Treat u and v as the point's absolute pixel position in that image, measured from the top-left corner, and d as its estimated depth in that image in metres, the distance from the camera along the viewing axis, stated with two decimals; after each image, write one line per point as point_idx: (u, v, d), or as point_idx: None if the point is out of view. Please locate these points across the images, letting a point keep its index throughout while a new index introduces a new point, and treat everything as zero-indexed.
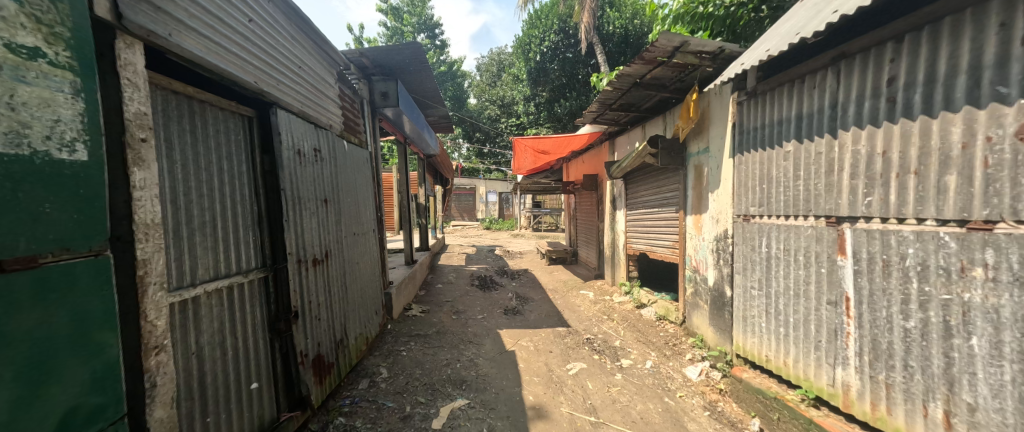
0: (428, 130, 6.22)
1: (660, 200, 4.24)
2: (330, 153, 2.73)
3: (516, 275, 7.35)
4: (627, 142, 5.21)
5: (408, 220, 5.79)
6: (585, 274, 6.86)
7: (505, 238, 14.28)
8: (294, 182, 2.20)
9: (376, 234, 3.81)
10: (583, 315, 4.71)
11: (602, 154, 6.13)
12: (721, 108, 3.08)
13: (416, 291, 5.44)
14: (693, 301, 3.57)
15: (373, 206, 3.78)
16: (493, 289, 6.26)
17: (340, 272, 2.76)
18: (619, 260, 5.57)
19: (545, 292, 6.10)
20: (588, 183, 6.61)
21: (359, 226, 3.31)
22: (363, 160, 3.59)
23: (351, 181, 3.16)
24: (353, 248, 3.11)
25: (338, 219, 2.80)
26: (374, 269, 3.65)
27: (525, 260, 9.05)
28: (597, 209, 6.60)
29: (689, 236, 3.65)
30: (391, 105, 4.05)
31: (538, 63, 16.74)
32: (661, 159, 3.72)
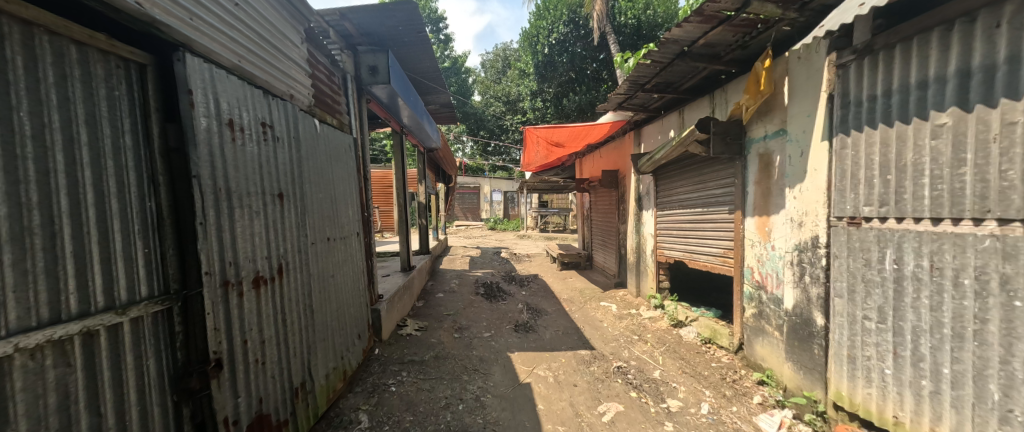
0: (428, 120, 5.50)
1: (705, 198, 3.49)
2: (289, 131, 2.02)
3: (525, 282, 6.61)
4: (658, 131, 4.46)
5: (404, 222, 5.09)
6: (603, 282, 6.11)
7: (512, 239, 13.54)
8: (222, 168, 1.50)
9: (361, 239, 3.12)
10: (609, 335, 3.99)
11: (626, 147, 5.38)
12: (807, 76, 2.33)
13: (413, 303, 4.74)
14: (756, 326, 2.82)
15: (357, 205, 3.09)
16: (500, 298, 5.54)
17: (303, 292, 2.06)
18: (647, 268, 4.83)
19: (559, 303, 5.38)
20: (608, 180, 5.86)
21: (335, 229, 2.61)
22: (343, 146, 2.88)
23: (324, 171, 2.46)
24: (326, 257, 2.41)
25: (301, 221, 2.10)
26: (357, 282, 2.94)
27: (535, 265, 8.31)
28: (618, 209, 5.86)
29: (750, 244, 2.91)
30: (381, 82, 3.34)
31: (546, 57, 15.99)
32: (714, 146, 2.98)
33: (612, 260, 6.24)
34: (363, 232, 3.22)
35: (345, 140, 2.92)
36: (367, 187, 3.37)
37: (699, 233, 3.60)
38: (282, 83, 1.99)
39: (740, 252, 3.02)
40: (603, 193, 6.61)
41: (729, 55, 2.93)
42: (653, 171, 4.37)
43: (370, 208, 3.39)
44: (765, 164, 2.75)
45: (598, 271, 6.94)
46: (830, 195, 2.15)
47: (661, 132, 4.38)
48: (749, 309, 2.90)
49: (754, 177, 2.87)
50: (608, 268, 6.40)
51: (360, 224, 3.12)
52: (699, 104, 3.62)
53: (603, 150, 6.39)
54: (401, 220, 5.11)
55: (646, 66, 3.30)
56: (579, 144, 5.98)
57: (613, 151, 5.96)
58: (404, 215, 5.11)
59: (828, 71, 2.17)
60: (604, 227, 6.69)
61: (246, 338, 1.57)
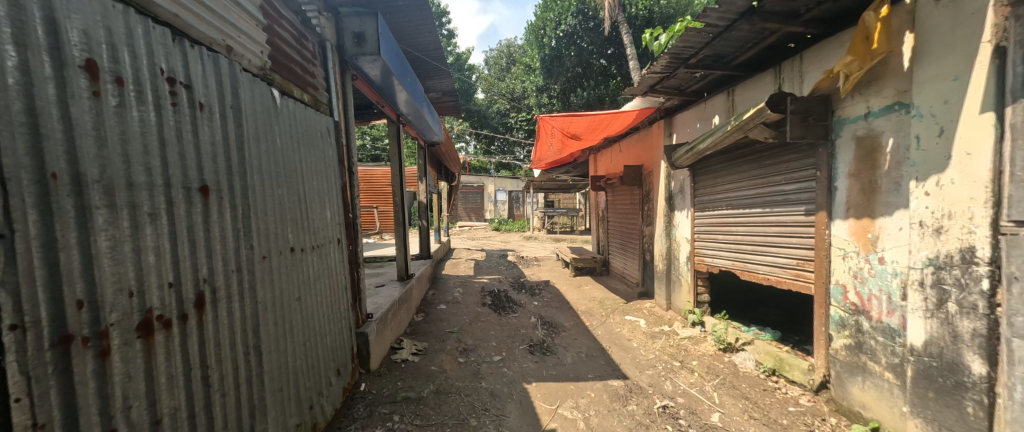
0: (429, 109, 4.87)
1: (767, 196, 2.83)
2: (220, 97, 1.40)
3: (536, 290, 5.97)
4: (698, 118, 3.80)
5: (400, 223, 4.46)
6: (625, 291, 5.46)
7: (518, 241, 12.89)
8: (66, 140, 0.86)
9: (343, 246, 2.51)
10: (643, 359, 3.33)
11: (654, 139, 4.73)
12: (951, 26, 1.67)
13: (411, 317, 4.11)
14: (854, 362, 2.16)
15: (337, 204, 2.45)
16: (510, 310, 4.90)
17: (242, 330, 1.42)
18: (681, 278, 4.17)
19: (577, 316, 4.73)
20: (631, 177, 5.22)
21: (302, 235, 1.97)
22: (317, 129, 2.25)
23: (283, 159, 1.83)
24: (286, 275, 1.78)
25: (242, 227, 1.47)
26: (335, 302, 2.31)
27: (545, 270, 7.66)
28: (643, 209, 5.21)
29: (841, 254, 2.25)
30: (369, 53, 2.71)
31: (552, 50, 15.35)
32: (791, 129, 2.32)
33: (634, 266, 5.59)
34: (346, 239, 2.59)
35: (319, 120, 2.29)
36: (353, 182, 2.74)
37: (758, 239, 2.94)
38: (212, 27, 1.36)
39: (823, 264, 2.37)
40: (623, 191, 5.97)
41: (812, 11, 2.26)
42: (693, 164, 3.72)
43: (357, 209, 2.76)
44: (868, 150, 2.09)
45: (617, 277, 6.28)
46: (1002, 190, 1.50)
47: (701, 118, 3.72)
48: (842, 339, 2.24)
49: (847, 168, 2.21)
50: (629, 274, 5.73)
51: (341, 228, 2.49)
52: (759, 80, 2.96)
53: (624, 144, 5.74)
54: (397, 222, 4.48)
55: (698, 33, 2.64)
56: (597, 136, 5.33)
57: (637, 145, 5.31)
58: (400, 216, 4.47)
59: (994, 14, 1.51)
60: (624, 229, 6.04)
61: (118, 424, 0.94)
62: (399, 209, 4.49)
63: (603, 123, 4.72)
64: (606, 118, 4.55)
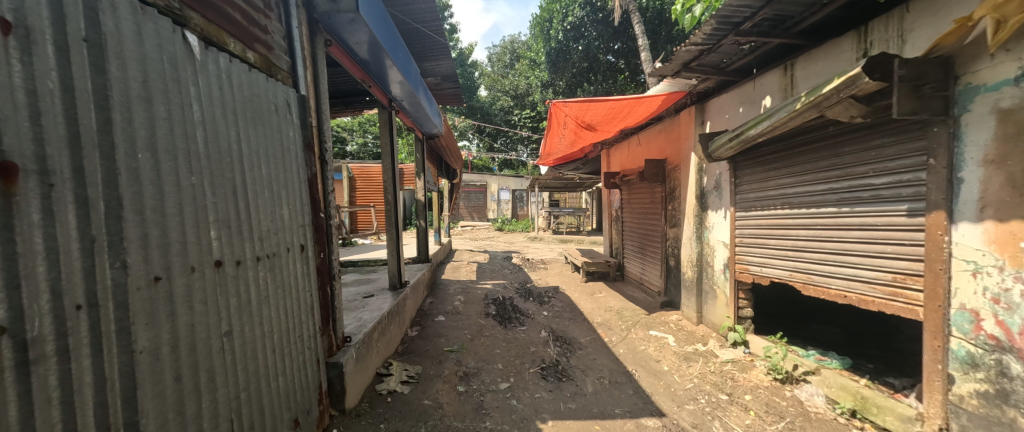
0: (426, 94, 4.32)
1: (845, 192, 2.25)
2: (58, 20, 0.83)
3: (545, 298, 5.39)
4: (741, 100, 3.20)
5: (392, 223, 3.91)
6: (644, 301, 4.88)
7: (522, 242, 12.31)
8: None
9: (308, 255, 1.95)
10: (680, 389, 2.76)
11: (681, 128, 4.15)
12: None
13: (403, 332, 3.56)
14: (995, 417, 1.60)
15: (298, 200, 1.90)
16: (516, 322, 4.35)
17: (99, 404, 0.87)
18: (716, 288, 3.59)
19: (593, 330, 4.16)
20: (653, 172, 4.64)
21: (238, 242, 1.42)
22: (269, 100, 1.70)
23: (203, 133, 1.28)
24: (203, 303, 1.22)
25: (108, 235, 0.91)
26: (294, 329, 1.75)
27: (553, 274, 7.09)
28: (666, 208, 4.64)
29: (970, 269, 1.68)
30: (347, 10, 2.15)
31: (558, 44, 14.81)
32: (901, 101, 1.74)
33: (654, 273, 5.00)
34: (314, 245, 2.03)
35: (273, 89, 1.74)
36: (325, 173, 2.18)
37: (830, 245, 2.36)
38: None
39: (937, 281, 1.79)
40: (641, 189, 5.40)
41: None
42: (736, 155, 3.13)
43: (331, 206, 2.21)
44: (1020, 128, 1.50)
45: (633, 283, 5.69)
46: None
47: (747, 100, 3.12)
48: (970, 383, 1.68)
49: (981, 153, 1.63)
50: (649, 281, 5.15)
51: (304, 231, 1.93)
52: (833, 48, 2.36)
53: (645, 136, 5.16)
54: (389, 221, 3.92)
55: None
56: (614, 127, 4.76)
57: (660, 136, 4.72)
58: (393, 215, 3.93)
59: None
60: (642, 230, 5.46)
61: None
62: (391, 208, 3.93)
63: (623, 111, 4.15)
64: (627, 105, 3.97)
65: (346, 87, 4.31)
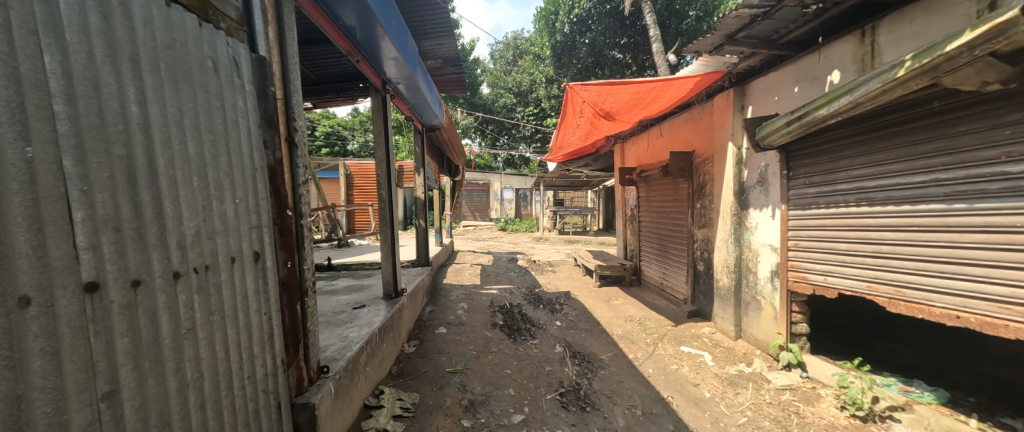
0: (424, 77, 3.83)
1: (962, 183, 1.79)
2: None
3: (556, 305, 4.90)
4: (797, 77, 2.70)
5: (386, 223, 3.44)
6: (668, 309, 4.39)
7: (527, 243, 11.82)
8: None
9: (265, 267, 1.45)
10: (731, 424, 2.28)
11: (714, 115, 3.65)
12: None
13: (399, 349, 3.09)
14: None
15: (248, 194, 1.40)
16: (527, 334, 3.88)
17: None
18: (760, 299, 3.09)
19: (614, 343, 3.68)
20: (679, 166, 4.13)
21: (132, 252, 0.94)
22: (200, 54, 1.21)
23: (51, 81, 0.79)
24: (36, 358, 0.74)
25: None
26: (239, 370, 1.27)
27: (562, 278, 6.59)
28: (693, 206, 4.15)
29: None
30: None
31: (565, 36, 14.47)
32: None
33: (678, 278, 4.51)
34: (274, 254, 1.53)
35: (209, 40, 1.25)
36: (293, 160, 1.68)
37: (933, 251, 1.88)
38: None
39: None
40: (662, 185, 4.91)
41: None
42: (793, 141, 2.63)
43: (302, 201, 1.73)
44: None
45: (653, 289, 5.19)
46: None
47: (806, 77, 2.62)
48: None
49: None
50: (672, 287, 4.65)
51: (257, 235, 1.43)
52: (940, 2, 1.88)
53: (667, 126, 4.68)
54: (383, 221, 3.45)
55: None
56: (635, 116, 4.26)
57: (686, 125, 4.23)
58: (388, 213, 3.45)
59: None
60: (662, 231, 4.97)
61: None
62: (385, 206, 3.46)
63: (648, 97, 3.66)
64: (654, 90, 3.49)
65: (336, 69, 3.84)
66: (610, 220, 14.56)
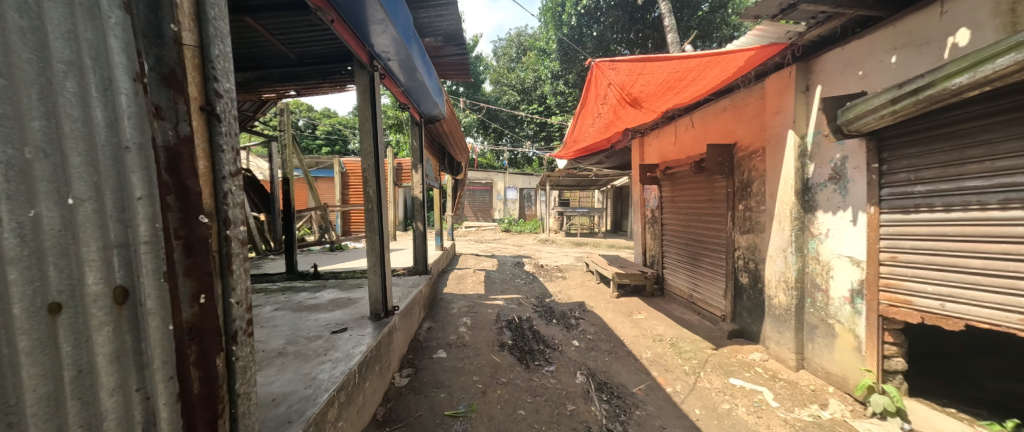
0: (422, 57, 3.27)
1: None
2: None
3: (571, 320, 4.32)
4: (897, 44, 2.11)
5: (373, 229, 2.85)
6: (703, 327, 3.79)
7: (533, 246, 11.24)
8: None
9: (140, 316, 0.72)
10: None
11: (766, 98, 3.05)
12: None
13: (388, 383, 2.52)
14: None
15: (87, 177, 0.66)
16: (540, 357, 3.30)
17: None
18: (833, 324, 2.49)
19: (645, 371, 3.09)
20: (718, 161, 3.54)
21: None
22: None
23: None
24: None
25: None
26: None
27: (574, 287, 6.01)
28: (733, 208, 3.56)
29: None
30: None
31: (572, 29, 13.90)
32: None
33: (712, 290, 3.91)
34: (161, 302, 0.75)
35: None
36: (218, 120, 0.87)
37: None
38: None
39: None
40: (692, 183, 4.32)
41: None
42: (902, 122, 2.02)
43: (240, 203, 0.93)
44: None
45: (680, 301, 4.59)
46: None
47: (913, 42, 2.03)
48: None
49: None
50: (705, 301, 4.05)
51: (113, 258, 0.69)
52: None
53: (699, 117, 4.10)
54: (370, 226, 2.86)
55: None
56: (664, 103, 3.70)
57: (725, 115, 3.66)
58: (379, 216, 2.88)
59: None
60: (690, 235, 4.37)
61: None
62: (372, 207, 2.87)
63: (685, 80, 3.11)
64: (695, 70, 2.94)
65: (321, 47, 3.29)
66: (618, 221, 13.94)
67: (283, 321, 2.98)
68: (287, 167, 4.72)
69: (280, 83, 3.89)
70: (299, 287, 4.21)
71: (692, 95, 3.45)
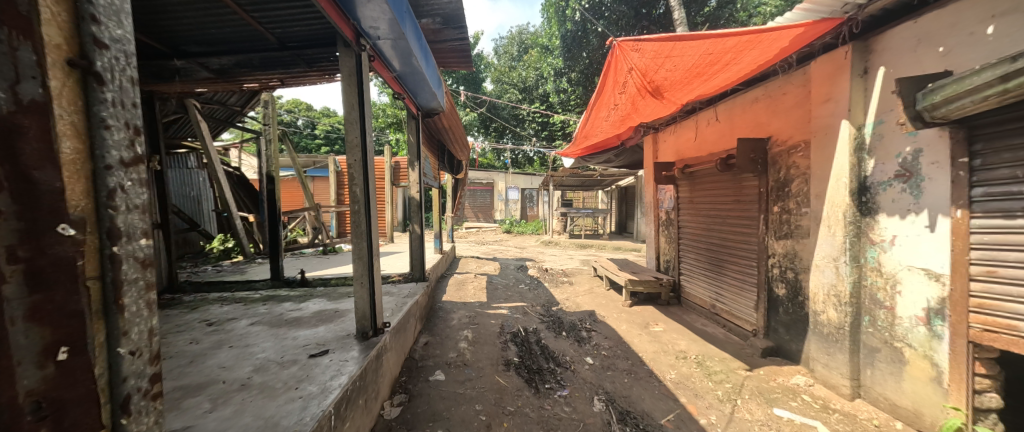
0: (418, 41, 2.89)
1: None
2: None
3: (582, 333, 3.93)
4: (995, 11, 1.73)
5: (360, 236, 2.45)
6: (731, 342, 3.40)
7: (535, 248, 10.84)
8: None
9: None
10: None
11: (811, 86, 2.67)
12: None
13: (375, 418, 2.13)
14: None
15: None
16: (551, 378, 2.93)
17: None
18: (902, 348, 2.11)
19: (672, 396, 2.70)
20: (749, 158, 3.16)
21: None
22: None
23: None
24: None
25: None
26: None
27: (582, 294, 5.61)
28: (767, 210, 3.17)
29: None
30: None
31: (577, 24, 13.66)
32: None
33: (740, 301, 3.52)
34: None
35: None
36: (105, 77, 0.73)
37: None
38: None
39: None
40: (714, 182, 3.93)
41: None
42: (1005, 106, 1.64)
43: (143, 205, 0.80)
44: None
45: (700, 312, 4.20)
46: None
47: (1019, 6, 1.65)
48: None
49: None
50: (731, 312, 3.66)
51: None
52: None
53: (724, 109, 3.72)
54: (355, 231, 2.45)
55: None
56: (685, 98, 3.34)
57: (756, 106, 3.28)
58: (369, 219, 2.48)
59: None
60: (713, 240, 3.98)
61: None
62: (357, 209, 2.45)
63: (716, 65, 2.76)
64: (730, 51, 2.60)
65: (305, 28, 2.89)
66: (623, 222, 13.53)
67: (256, 339, 2.59)
68: (273, 165, 4.40)
69: (261, 70, 3.48)
70: (283, 296, 3.82)
71: (713, 90, 2.94)
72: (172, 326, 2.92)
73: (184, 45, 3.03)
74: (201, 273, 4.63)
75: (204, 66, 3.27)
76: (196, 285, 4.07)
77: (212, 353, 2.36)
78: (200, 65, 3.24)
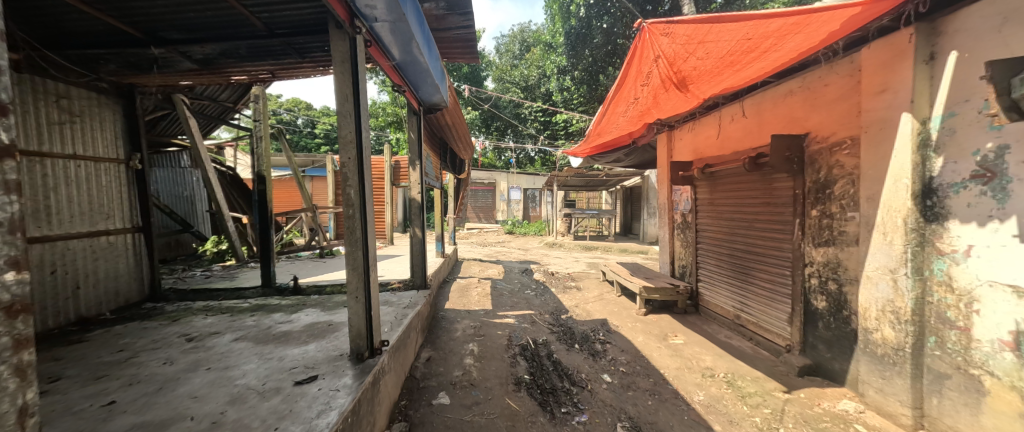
0: (421, 26, 2.60)
1: None
2: None
3: (596, 346, 3.64)
4: None
5: (355, 245, 2.16)
6: (762, 359, 3.11)
7: (539, 250, 10.55)
8: None
9: None
10: None
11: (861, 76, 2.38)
12: None
13: None
14: None
15: None
16: (567, 400, 2.65)
17: None
18: (980, 377, 1.83)
19: (704, 422, 2.41)
20: (784, 157, 2.87)
21: None
22: None
23: None
24: None
25: None
26: None
27: (591, 300, 5.33)
28: (804, 214, 2.88)
29: None
30: None
31: (582, 21, 13.42)
32: None
33: (770, 312, 3.23)
34: None
35: None
36: None
37: None
38: None
39: None
40: (738, 183, 3.65)
41: None
42: None
43: (10, 222, 0.58)
44: None
45: (722, 322, 3.91)
46: None
47: None
48: None
49: None
50: (758, 324, 3.37)
51: None
52: None
53: (752, 104, 3.43)
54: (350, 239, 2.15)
55: None
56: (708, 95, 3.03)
57: (790, 100, 2.99)
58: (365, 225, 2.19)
59: None
60: (737, 245, 3.69)
61: None
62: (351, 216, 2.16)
63: (755, 52, 2.46)
64: (773, 34, 2.34)
65: (298, 12, 2.59)
66: (628, 223, 13.24)
67: (239, 359, 2.31)
68: (264, 164, 4.08)
69: (249, 61, 3.26)
70: (273, 306, 3.52)
71: (743, 82, 2.51)
72: (147, 343, 2.63)
73: (163, 32, 2.72)
74: (188, 280, 4.33)
75: (187, 57, 3.02)
76: (180, 294, 3.77)
77: (186, 378, 2.06)
78: (183, 56, 2.99)
